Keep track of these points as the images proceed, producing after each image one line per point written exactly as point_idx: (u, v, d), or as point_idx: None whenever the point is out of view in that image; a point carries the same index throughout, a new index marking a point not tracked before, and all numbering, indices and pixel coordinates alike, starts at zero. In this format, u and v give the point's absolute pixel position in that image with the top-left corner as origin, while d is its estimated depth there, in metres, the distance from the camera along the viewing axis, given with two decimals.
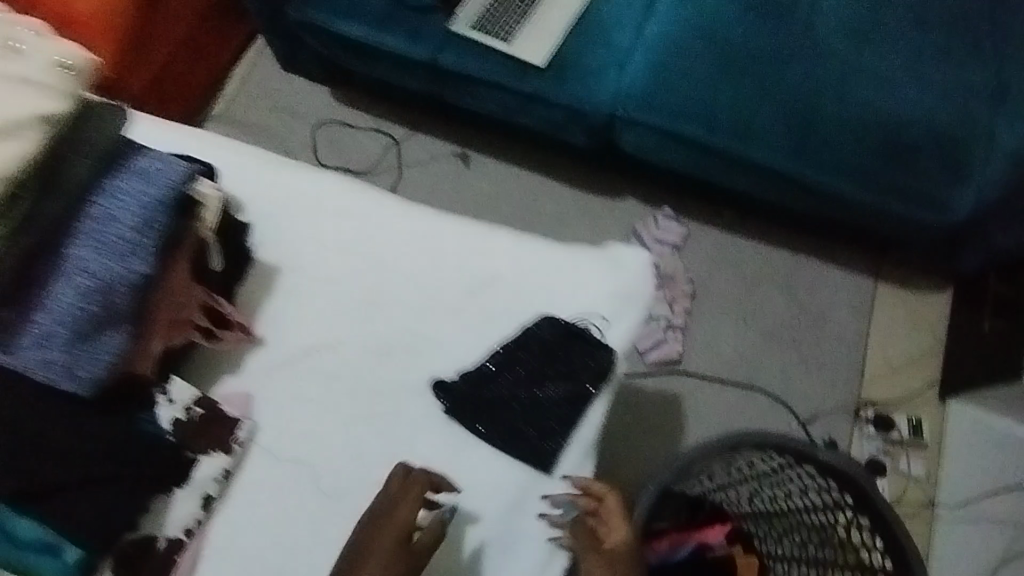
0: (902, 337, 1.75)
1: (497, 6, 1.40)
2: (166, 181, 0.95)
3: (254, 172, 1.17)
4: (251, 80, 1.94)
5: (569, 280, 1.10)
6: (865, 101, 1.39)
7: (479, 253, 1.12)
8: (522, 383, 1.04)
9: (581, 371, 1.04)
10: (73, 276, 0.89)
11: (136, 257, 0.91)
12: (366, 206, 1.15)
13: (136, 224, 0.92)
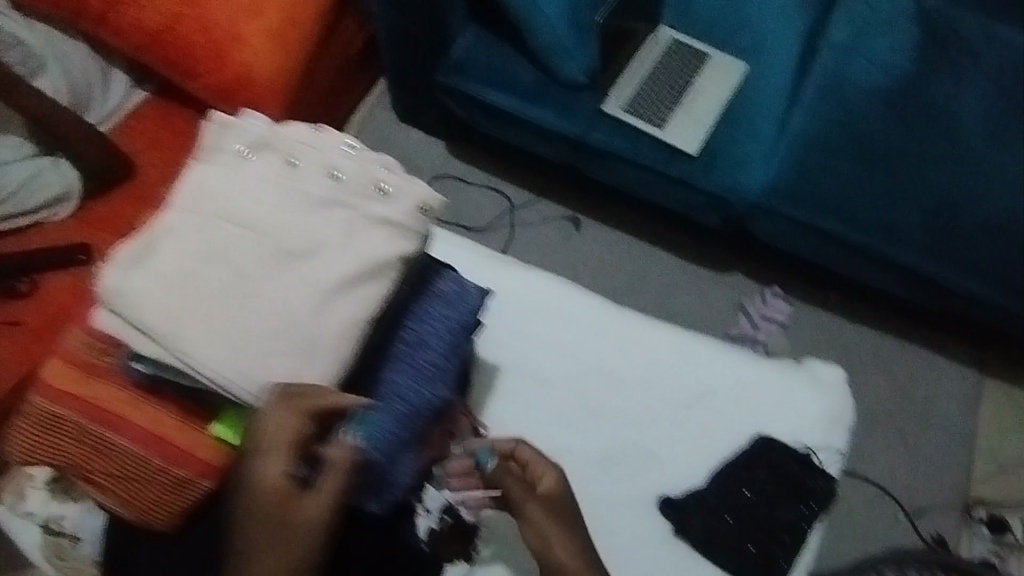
0: (1012, 435, 1.69)
1: (650, 91, 1.46)
2: (469, 308, 1.13)
3: (481, 271, 1.29)
4: (361, 124, 1.90)
5: (777, 401, 1.22)
6: (1004, 208, 1.37)
7: (695, 367, 1.23)
8: (751, 499, 1.16)
9: (803, 494, 1.16)
10: (391, 400, 1.04)
11: (441, 384, 1.08)
12: (588, 313, 1.27)
13: (444, 353, 1.09)
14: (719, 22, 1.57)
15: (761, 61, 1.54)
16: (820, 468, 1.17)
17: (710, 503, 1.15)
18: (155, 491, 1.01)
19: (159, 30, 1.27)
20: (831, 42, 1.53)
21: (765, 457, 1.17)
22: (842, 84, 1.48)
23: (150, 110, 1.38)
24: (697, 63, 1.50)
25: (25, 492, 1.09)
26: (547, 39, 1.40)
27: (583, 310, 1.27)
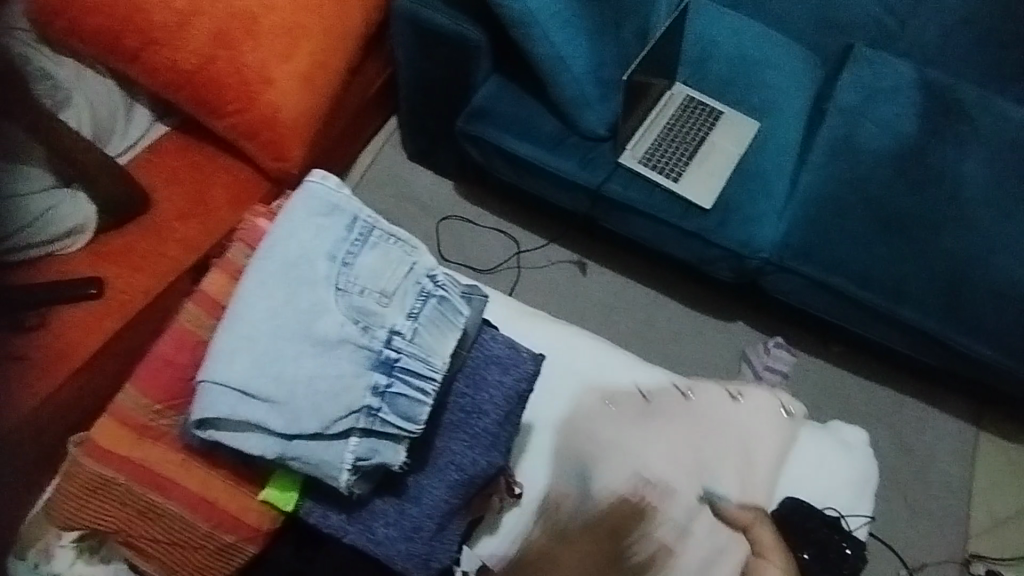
0: (1006, 489, 1.72)
1: (667, 147, 1.50)
2: (524, 375, 1.12)
3: (516, 324, 1.37)
4: (374, 164, 1.91)
5: (805, 465, 1.29)
6: (1011, 275, 1.45)
7: (723, 422, 1.29)
8: (791, 555, 1.21)
9: (829, 543, 1.21)
10: (446, 470, 1.09)
11: (497, 451, 1.10)
12: (618, 368, 1.34)
13: (499, 419, 1.10)
14: (732, 81, 1.62)
15: (772, 120, 1.59)
16: (849, 532, 1.24)
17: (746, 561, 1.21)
18: (201, 557, 1.08)
19: (191, 71, 1.27)
20: (840, 106, 1.60)
21: (801, 518, 1.23)
22: (849, 146, 1.55)
23: (170, 144, 1.38)
24: (712, 120, 1.54)
25: (53, 550, 1.14)
26: (572, 93, 1.44)
27: (613, 362, 1.34)
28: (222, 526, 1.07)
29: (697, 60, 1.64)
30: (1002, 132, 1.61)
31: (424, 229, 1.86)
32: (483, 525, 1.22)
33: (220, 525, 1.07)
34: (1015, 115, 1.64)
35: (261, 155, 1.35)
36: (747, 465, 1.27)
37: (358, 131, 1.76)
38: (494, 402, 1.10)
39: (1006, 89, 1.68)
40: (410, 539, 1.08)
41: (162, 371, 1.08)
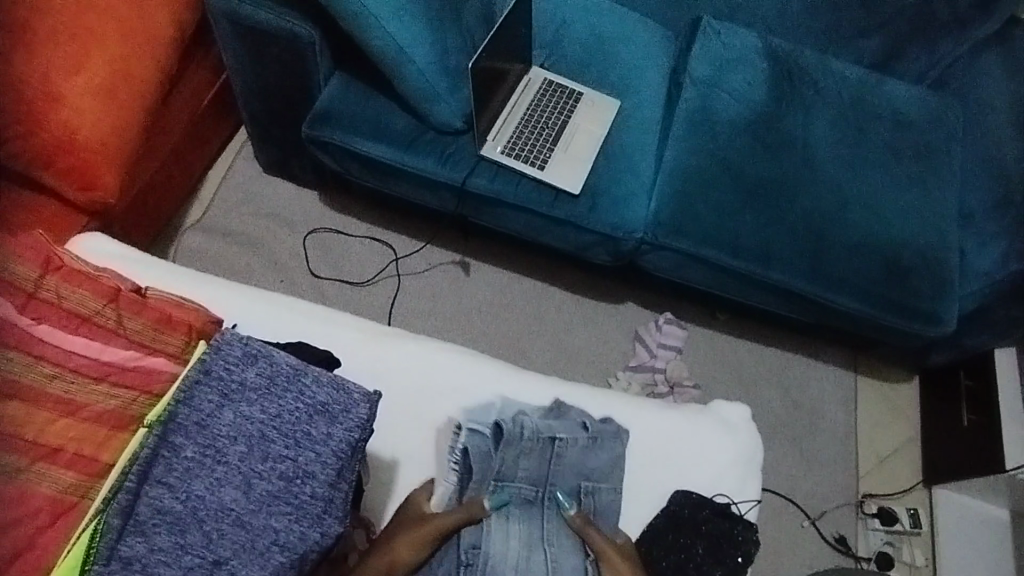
0: (883, 427, 1.82)
1: (528, 135, 1.44)
2: (358, 424, 0.92)
3: (361, 345, 1.18)
4: (225, 182, 1.73)
5: (695, 454, 1.16)
6: (866, 228, 1.52)
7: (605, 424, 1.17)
8: (683, 555, 1.08)
9: (725, 542, 1.09)
10: (266, 553, 0.84)
11: (329, 518, 0.88)
12: (485, 381, 1.19)
13: (330, 479, 0.89)
14: (589, 61, 1.59)
15: (633, 98, 1.57)
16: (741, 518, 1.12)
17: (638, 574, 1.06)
18: None
19: None
20: (694, 78, 1.61)
21: (691, 513, 1.10)
22: (707, 117, 1.57)
23: None
24: (571, 102, 1.50)
25: None
26: (420, 85, 1.34)
27: (479, 378, 1.19)
28: None
29: (551, 43, 1.60)
30: (844, 92, 1.68)
31: (289, 247, 1.70)
32: None
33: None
34: (853, 74, 1.72)
35: (64, 186, 1.16)
36: (607, 463, 1.10)
37: (198, 147, 1.57)
38: (323, 460, 0.89)
39: (841, 51, 1.76)
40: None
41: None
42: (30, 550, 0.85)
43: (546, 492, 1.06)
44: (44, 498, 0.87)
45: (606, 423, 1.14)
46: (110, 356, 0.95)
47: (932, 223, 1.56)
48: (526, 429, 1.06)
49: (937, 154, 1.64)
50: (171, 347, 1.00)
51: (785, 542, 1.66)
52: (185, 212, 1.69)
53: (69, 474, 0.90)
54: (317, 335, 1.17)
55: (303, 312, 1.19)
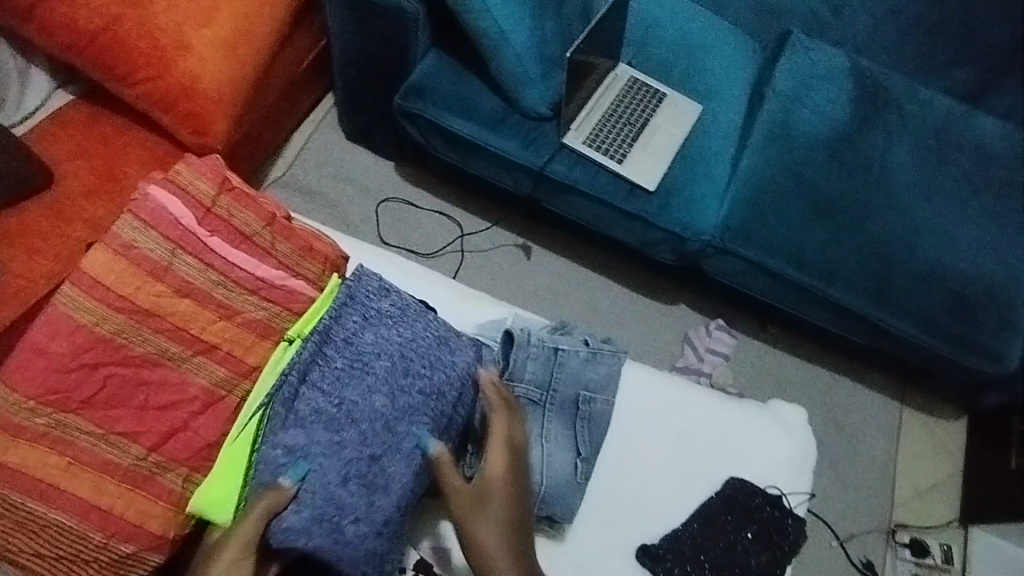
0: (924, 461, 1.81)
1: (609, 128, 1.48)
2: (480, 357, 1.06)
3: (441, 303, 1.22)
4: (310, 144, 1.82)
5: (753, 446, 1.19)
6: (935, 257, 1.51)
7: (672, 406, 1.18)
8: (733, 537, 1.12)
9: (774, 532, 1.13)
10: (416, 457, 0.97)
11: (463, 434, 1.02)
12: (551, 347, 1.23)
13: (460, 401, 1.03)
14: (675, 63, 1.62)
15: (714, 103, 1.60)
16: (792, 510, 1.15)
17: (685, 545, 1.11)
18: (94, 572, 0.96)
19: (95, 32, 1.16)
20: (777, 91, 1.62)
21: (744, 498, 1.14)
22: (787, 131, 1.58)
23: (74, 115, 1.26)
24: (654, 101, 1.53)
25: None
26: (513, 69, 1.40)
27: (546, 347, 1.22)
28: (119, 535, 0.95)
29: (640, 42, 1.63)
30: (928, 120, 1.67)
31: (363, 212, 1.78)
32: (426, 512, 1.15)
33: (117, 533, 0.95)
34: (939, 104, 1.70)
35: (179, 129, 1.25)
36: (605, 377, 1.13)
37: (291, 108, 1.65)
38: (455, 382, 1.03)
39: (930, 79, 1.74)
40: (381, 534, 0.96)
41: (31, 364, 0.92)
42: (180, 431, 0.99)
43: (548, 397, 1.09)
44: (200, 389, 0.99)
45: (608, 343, 1.17)
46: (263, 272, 1.03)
47: (1004, 261, 1.54)
48: (533, 337, 1.09)
49: (1018, 192, 1.62)
50: (310, 273, 1.08)
51: (812, 560, 1.67)
52: (270, 168, 1.78)
53: (220, 370, 1.01)
54: (411, 287, 1.23)
55: (398, 265, 1.25)
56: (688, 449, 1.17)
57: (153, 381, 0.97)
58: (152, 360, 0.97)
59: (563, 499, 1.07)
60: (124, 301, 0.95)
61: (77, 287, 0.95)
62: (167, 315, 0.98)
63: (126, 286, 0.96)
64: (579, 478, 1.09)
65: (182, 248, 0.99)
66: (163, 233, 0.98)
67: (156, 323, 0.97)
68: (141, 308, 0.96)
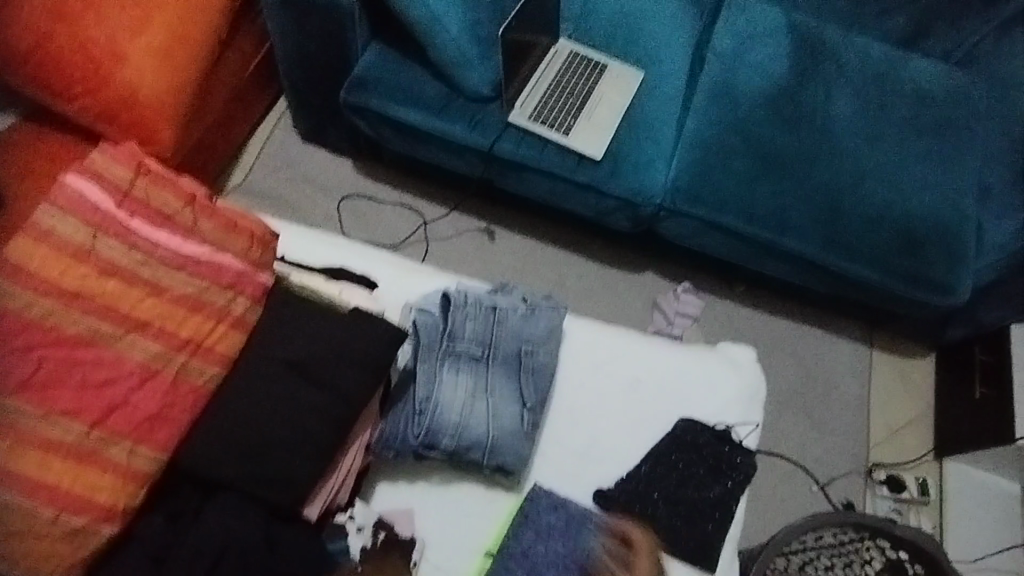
0: (896, 399, 1.85)
1: (553, 103, 1.51)
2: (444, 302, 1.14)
3: (391, 277, 1.25)
4: (266, 149, 1.84)
5: (700, 384, 1.22)
6: (881, 199, 1.55)
7: (615, 353, 1.22)
8: (686, 474, 1.15)
9: (726, 467, 1.16)
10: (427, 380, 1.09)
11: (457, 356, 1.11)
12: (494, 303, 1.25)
13: (440, 334, 1.12)
14: (614, 34, 1.65)
15: (655, 69, 1.63)
16: (740, 442, 1.18)
17: (644, 489, 1.13)
18: (44, 545, 0.89)
19: (29, 50, 1.18)
20: (716, 53, 1.66)
21: (694, 436, 1.16)
22: (728, 89, 1.61)
23: (20, 136, 1.27)
24: (595, 73, 1.56)
25: None
26: (451, 52, 1.42)
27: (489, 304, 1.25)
28: (70, 508, 0.90)
29: (578, 17, 1.66)
30: (866, 67, 1.71)
31: (324, 210, 1.80)
32: (382, 473, 1.13)
33: (67, 506, 0.90)
34: (876, 50, 1.74)
35: (125, 140, 1.26)
36: (544, 329, 1.17)
37: (241, 114, 1.67)
38: (428, 325, 1.12)
39: (867, 28, 1.78)
40: (458, 433, 1.07)
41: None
42: (123, 405, 0.94)
43: (489, 352, 1.13)
44: (136, 364, 0.96)
45: (548, 300, 1.22)
46: (187, 250, 1.02)
47: (948, 196, 1.58)
48: (469, 297, 1.15)
49: (958, 129, 1.66)
50: (234, 249, 1.07)
51: (797, 505, 1.71)
52: (228, 176, 1.79)
53: (154, 344, 0.97)
54: (357, 263, 1.26)
55: (346, 247, 1.27)
56: (635, 397, 1.20)
57: (88, 358, 0.94)
58: (85, 341, 0.95)
59: (510, 446, 1.09)
60: (51, 285, 0.95)
61: (5, 277, 0.95)
62: (94, 296, 0.97)
63: (52, 271, 0.96)
64: (527, 426, 1.12)
65: (104, 231, 0.99)
66: (83, 219, 0.99)
67: (84, 304, 0.96)
68: (68, 290, 0.96)
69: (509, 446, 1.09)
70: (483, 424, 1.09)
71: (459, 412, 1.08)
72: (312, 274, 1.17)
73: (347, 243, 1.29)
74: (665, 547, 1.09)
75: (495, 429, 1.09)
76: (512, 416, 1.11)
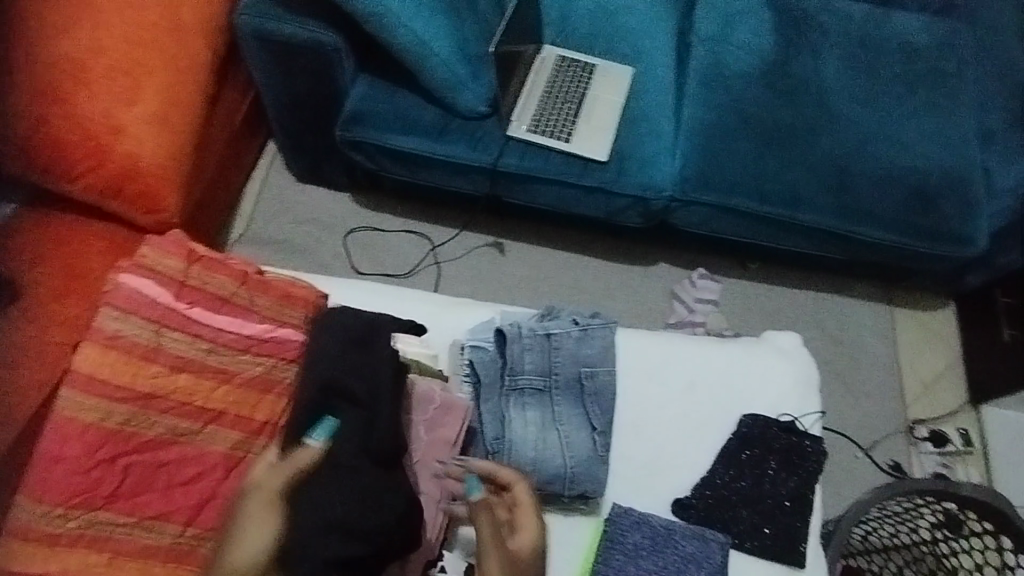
0: (925, 354, 1.85)
1: (550, 111, 1.51)
2: (499, 340, 1.14)
3: (425, 314, 1.24)
4: (265, 195, 1.82)
5: (757, 380, 1.23)
6: (887, 160, 1.55)
7: (670, 361, 1.22)
8: (759, 471, 1.16)
9: (798, 460, 1.16)
10: (496, 421, 1.10)
11: (522, 392, 1.12)
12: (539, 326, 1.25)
13: (501, 373, 1.13)
14: (598, 33, 1.64)
15: (645, 62, 1.62)
16: (807, 431, 1.18)
17: (721, 492, 1.14)
18: None
19: (23, 136, 1.16)
20: (701, 37, 1.66)
21: (762, 432, 1.17)
22: (719, 72, 1.61)
23: (23, 222, 1.24)
24: (587, 74, 1.56)
25: None
26: (443, 76, 1.41)
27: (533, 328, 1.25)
28: None
29: (559, 21, 1.65)
30: (849, 30, 1.71)
31: (332, 248, 1.78)
32: None
33: None
34: (857, 12, 1.74)
35: (132, 211, 1.24)
36: (600, 349, 1.16)
37: (237, 164, 1.65)
38: (488, 365, 1.13)
39: None
40: (537, 467, 1.07)
41: (47, 472, 0.86)
42: (213, 499, 0.92)
43: (551, 381, 1.13)
44: (220, 455, 0.94)
45: (598, 316, 1.20)
46: (251, 330, 1.00)
47: (952, 147, 1.58)
48: (523, 329, 1.13)
49: (950, 78, 1.67)
50: (295, 319, 1.05)
51: (843, 474, 1.71)
52: (230, 228, 1.77)
53: (235, 433, 0.95)
54: (386, 303, 1.25)
55: (378, 290, 1.27)
56: (697, 402, 1.20)
57: (172, 460, 0.91)
58: (168, 441, 0.91)
59: (589, 474, 1.08)
60: (124, 389, 0.90)
61: (75, 388, 0.90)
62: (166, 395, 0.93)
63: (124, 375, 0.91)
64: (601, 451, 1.11)
65: (166, 325, 0.95)
66: (143, 316, 0.94)
67: (160, 405, 0.92)
68: (142, 393, 0.91)
69: (588, 472, 1.08)
70: (560, 455, 1.08)
71: (534, 447, 1.08)
72: None
73: (371, 285, 1.28)
74: (748, 547, 1.10)
75: (572, 457, 1.08)
76: (586, 441, 1.10)
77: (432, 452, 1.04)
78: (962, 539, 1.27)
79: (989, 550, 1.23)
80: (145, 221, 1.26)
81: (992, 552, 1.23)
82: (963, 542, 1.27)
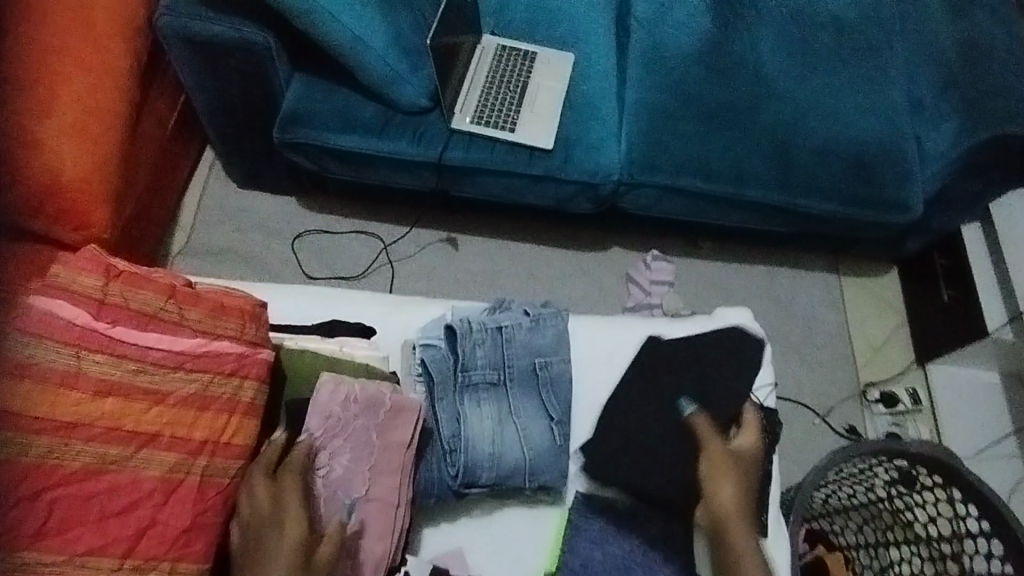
0: (872, 319, 1.91)
1: (493, 102, 1.49)
2: (450, 337, 1.12)
3: (378, 316, 1.22)
4: (205, 203, 1.75)
5: None
6: (825, 133, 1.59)
7: (623, 345, 1.23)
8: None
9: (755, 435, 1.18)
10: (452, 420, 1.08)
11: (477, 388, 1.11)
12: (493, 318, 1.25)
13: (455, 370, 1.11)
14: (537, 21, 1.63)
15: (585, 48, 1.62)
16: (763, 405, 1.20)
17: None
18: None
19: None
20: (639, 20, 1.67)
21: None
22: (659, 54, 1.62)
23: None
24: (528, 63, 1.55)
25: None
26: (380, 71, 1.38)
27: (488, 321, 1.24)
28: None
29: (497, 10, 1.63)
30: (782, 7, 1.74)
31: (281, 254, 1.73)
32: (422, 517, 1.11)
33: None
34: None
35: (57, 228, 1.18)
36: (553, 338, 1.15)
37: (172, 173, 1.59)
38: (440, 364, 1.11)
39: None
40: (494, 462, 1.07)
41: None
42: (153, 526, 0.85)
43: (506, 374, 1.12)
44: (155, 480, 0.87)
45: (549, 307, 1.21)
46: (182, 344, 0.93)
47: (885, 117, 1.63)
48: (474, 324, 1.12)
49: (880, 50, 1.72)
50: (230, 331, 1.00)
51: (801, 440, 1.76)
52: (170, 240, 1.71)
53: (171, 456, 0.89)
54: (338, 308, 1.22)
55: (327, 295, 1.24)
56: None
57: (102, 490, 0.84)
58: (96, 470, 0.84)
59: (547, 464, 1.09)
60: (42, 420, 0.84)
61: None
62: (91, 421, 0.86)
63: (40, 405, 0.84)
64: (561, 441, 1.11)
65: (85, 347, 0.87)
66: (55, 340, 0.87)
67: (86, 431, 0.85)
68: (63, 422, 0.84)
69: (545, 463, 1.09)
70: (516, 449, 1.08)
71: (491, 444, 1.07)
72: (307, 335, 1.16)
73: (320, 290, 1.25)
74: None
75: (529, 449, 1.09)
76: (543, 433, 1.11)
77: (384, 458, 0.99)
78: (915, 493, 1.31)
79: (940, 501, 1.28)
80: (73, 239, 1.19)
81: (943, 503, 1.28)
82: (917, 497, 1.32)
